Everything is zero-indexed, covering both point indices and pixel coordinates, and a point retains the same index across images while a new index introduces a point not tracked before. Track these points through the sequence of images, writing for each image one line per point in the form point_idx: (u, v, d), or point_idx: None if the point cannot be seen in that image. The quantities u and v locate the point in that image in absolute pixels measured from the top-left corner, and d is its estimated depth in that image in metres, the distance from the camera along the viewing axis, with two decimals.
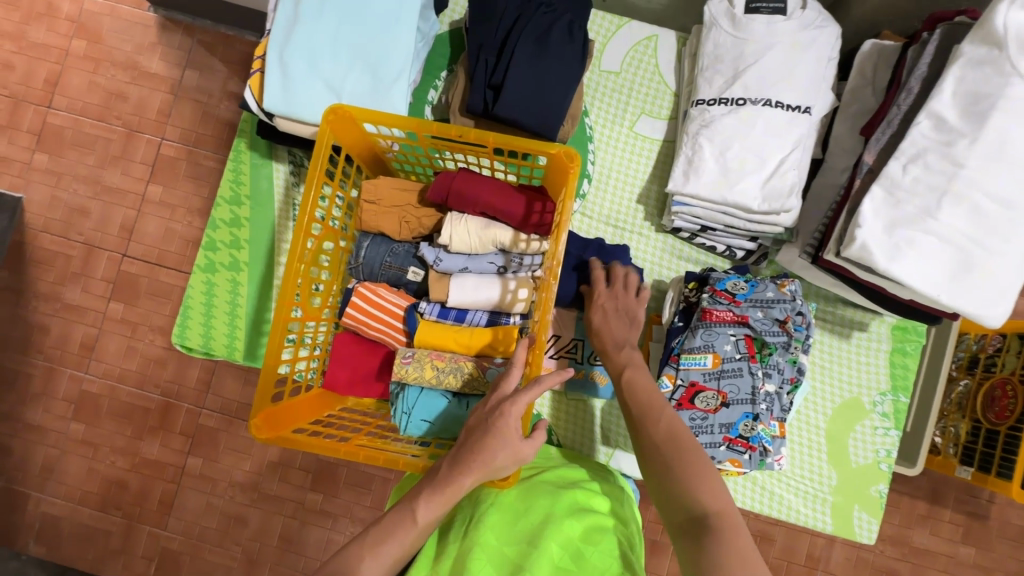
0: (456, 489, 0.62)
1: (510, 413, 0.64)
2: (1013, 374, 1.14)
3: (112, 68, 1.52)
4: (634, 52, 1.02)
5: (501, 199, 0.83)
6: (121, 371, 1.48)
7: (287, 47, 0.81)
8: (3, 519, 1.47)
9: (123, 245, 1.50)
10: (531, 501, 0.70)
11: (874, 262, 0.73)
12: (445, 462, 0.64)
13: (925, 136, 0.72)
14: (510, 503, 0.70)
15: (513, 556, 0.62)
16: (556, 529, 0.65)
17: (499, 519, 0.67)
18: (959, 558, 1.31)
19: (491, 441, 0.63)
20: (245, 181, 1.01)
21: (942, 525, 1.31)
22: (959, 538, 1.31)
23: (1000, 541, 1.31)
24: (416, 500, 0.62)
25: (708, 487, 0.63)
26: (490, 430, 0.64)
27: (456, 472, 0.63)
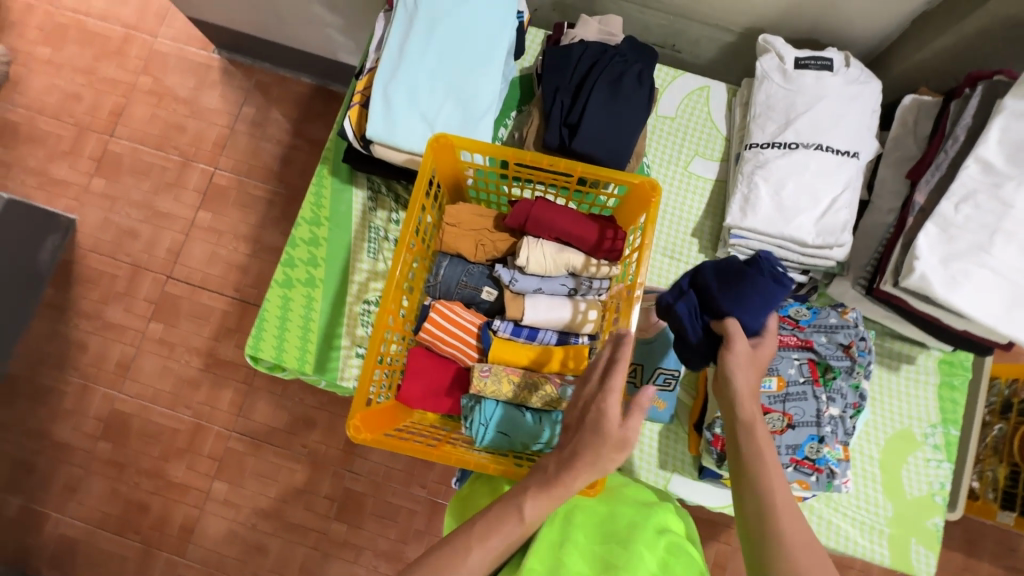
0: (568, 482, 0.63)
1: (608, 408, 0.65)
2: None
3: (174, 102, 1.63)
4: (687, 101, 1.12)
5: (576, 225, 0.90)
6: (155, 391, 1.50)
7: (389, 82, 0.89)
8: (20, 539, 1.45)
9: (169, 267, 1.56)
10: (610, 509, 0.72)
11: (933, 291, 0.78)
12: (552, 462, 0.65)
13: (974, 178, 0.79)
14: (593, 509, 0.72)
15: (604, 554, 0.65)
16: (641, 533, 0.67)
17: (586, 521, 0.70)
18: None
19: (592, 435, 0.64)
20: (325, 204, 1.08)
21: None
22: None
23: None
24: (526, 498, 0.63)
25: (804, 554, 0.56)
26: (589, 426, 0.65)
27: (562, 471, 0.64)
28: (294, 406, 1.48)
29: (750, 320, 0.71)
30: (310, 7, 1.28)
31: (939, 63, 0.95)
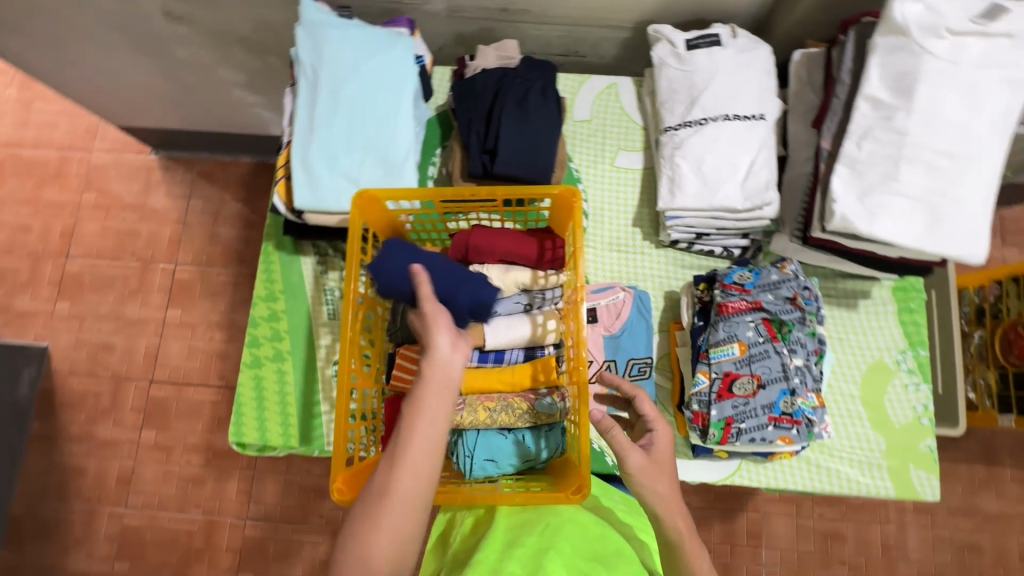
0: (429, 376, 0.66)
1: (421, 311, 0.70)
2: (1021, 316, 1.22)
3: (123, 211, 1.65)
4: (600, 101, 1.16)
5: (514, 243, 0.93)
6: (161, 497, 1.49)
7: (306, 152, 0.92)
8: None
9: (150, 371, 1.56)
10: (604, 531, 0.78)
11: (857, 228, 0.82)
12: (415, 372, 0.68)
13: (866, 115, 0.84)
14: (590, 526, 0.78)
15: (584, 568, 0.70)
16: (623, 563, 0.73)
17: (571, 534, 0.76)
18: None
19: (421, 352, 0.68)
20: (277, 278, 1.10)
21: (1006, 486, 1.41)
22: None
23: None
24: (406, 415, 0.64)
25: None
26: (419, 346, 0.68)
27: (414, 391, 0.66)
28: (303, 479, 1.47)
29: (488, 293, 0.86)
30: (231, 92, 1.32)
31: (819, 14, 1.01)
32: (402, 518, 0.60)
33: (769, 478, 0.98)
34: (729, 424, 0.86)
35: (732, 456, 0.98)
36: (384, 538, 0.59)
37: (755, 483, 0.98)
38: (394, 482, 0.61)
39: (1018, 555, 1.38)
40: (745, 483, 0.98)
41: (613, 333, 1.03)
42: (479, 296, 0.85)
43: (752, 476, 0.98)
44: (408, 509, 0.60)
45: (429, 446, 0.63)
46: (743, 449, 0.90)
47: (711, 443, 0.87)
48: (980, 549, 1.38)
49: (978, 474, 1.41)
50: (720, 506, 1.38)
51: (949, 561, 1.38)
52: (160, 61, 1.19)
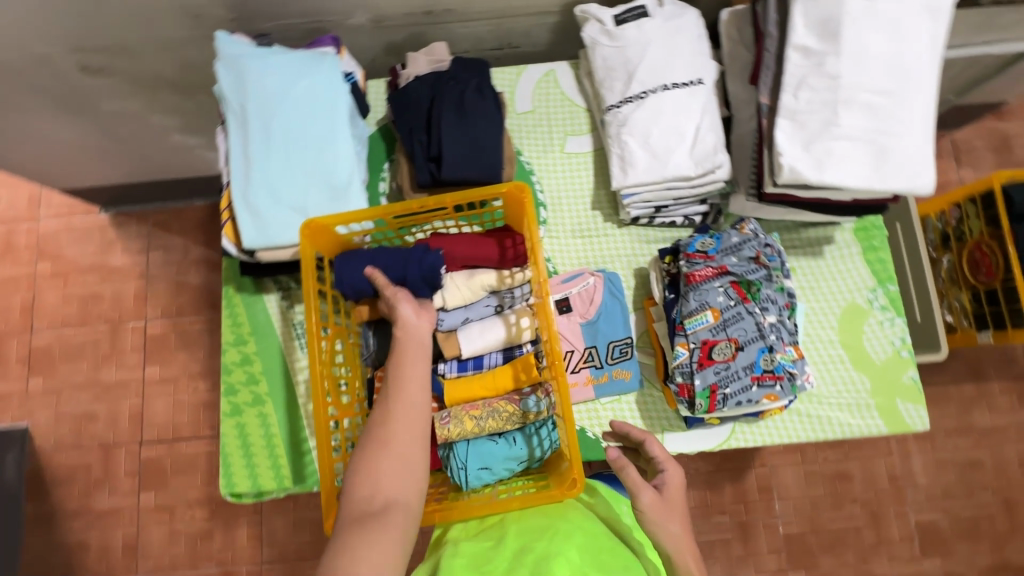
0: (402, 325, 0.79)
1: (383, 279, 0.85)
2: (982, 235, 1.24)
3: (81, 275, 1.59)
4: (539, 89, 1.15)
5: (474, 248, 0.91)
6: (172, 557, 1.46)
7: (248, 190, 0.90)
8: None
9: (138, 433, 1.51)
10: (612, 546, 0.74)
11: (807, 177, 0.82)
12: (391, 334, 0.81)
13: (799, 65, 0.84)
14: (599, 537, 0.74)
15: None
16: None
17: (579, 543, 0.71)
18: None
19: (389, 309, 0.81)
20: (243, 320, 1.07)
21: (998, 399, 1.44)
22: (1016, 405, 1.44)
23: None
24: (392, 365, 0.76)
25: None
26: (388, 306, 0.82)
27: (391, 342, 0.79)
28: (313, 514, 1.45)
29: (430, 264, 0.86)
30: (168, 137, 1.27)
31: None
32: (405, 438, 0.71)
33: (764, 436, 0.99)
34: (714, 390, 0.86)
35: (724, 421, 0.98)
36: (391, 457, 0.69)
37: (751, 443, 0.99)
38: (393, 409, 0.72)
39: (1017, 462, 1.42)
40: (741, 444, 0.99)
41: (591, 320, 1.03)
42: (424, 265, 0.85)
43: (747, 437, 0.99)
44: (410, 430, 0.71)
45: (418, 384, 0.74)
46: (732, 414, 0.91)
47: (700, 413, 0.88)
48: (982, 464, 1.42)
49: (969, 392, 1.45)
50: (729, 467, 1.39)
51: (954, 481, 1.41)
52: (86, 117, 1.14)
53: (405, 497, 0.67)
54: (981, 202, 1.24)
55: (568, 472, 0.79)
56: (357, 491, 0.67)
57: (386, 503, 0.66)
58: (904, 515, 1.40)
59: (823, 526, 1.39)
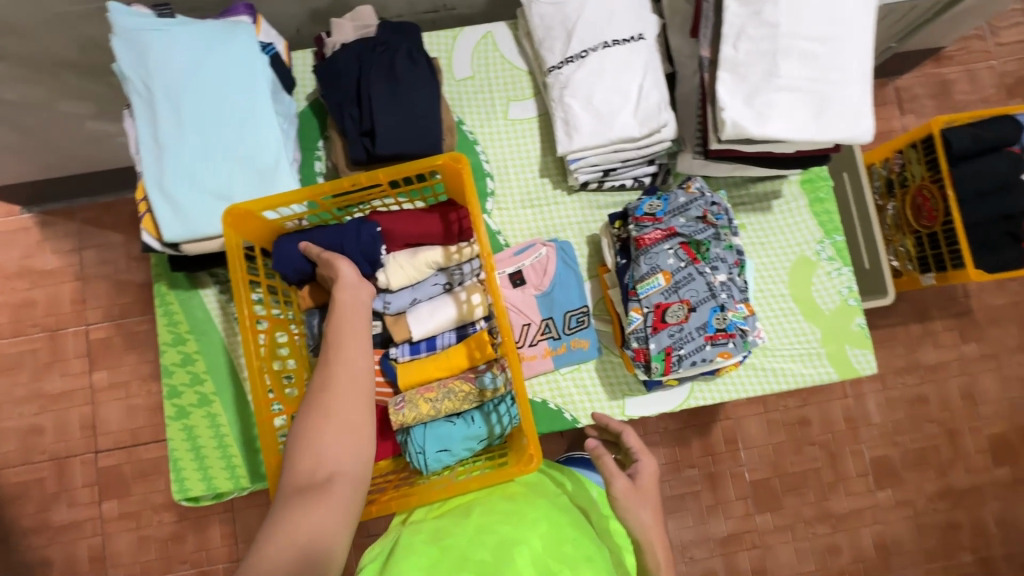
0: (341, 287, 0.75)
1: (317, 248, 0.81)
2: (924, 180, 1.27)
3: (8, 280, 1.46)
4: (478, 54, 1.09)
5: (415, 225, 0.88)
6: (143, 564, 1.39)
7: (163, 179, 0.83)
8: None
9: (92, 442, 1.42)
10: (578, 535, 0.71)
11: (749, 132, 0.80)
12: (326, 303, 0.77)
13: (737, 14, 0.81)
14: (562, 525, 0.71)
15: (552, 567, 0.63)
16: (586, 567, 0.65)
17: (546, 528, 0.69)
18: (967, 355, 1.51)
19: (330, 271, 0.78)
20: (180, 318, 1.01)
21: (942, 336, 1.51)
22: (959, 340, 1.51)
23: (983, 326, 1.52)
24: (329, 334, 0.72)
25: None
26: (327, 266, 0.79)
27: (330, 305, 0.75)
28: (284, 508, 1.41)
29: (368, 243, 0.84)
30: (82, 124, 1.14)
31: None
32: (347, 403, 0.67)
33: (722, 392, 1.00)
34: (669, 353, 0.86)
35: (683, 382, 0.99)
36: (333, 426, 0.65)
37: (710, 400, 1.00)
38: (332, 372, 0.68)
39: (960, 395, 1.50)
40: (702, 402, 1.00)
41: (546, 290, 1.01)
42: (362, 239, 0.83)
43: (707, 394, 1.00)
44: (351, 399, 0.67)
45: (356, 346, 0.71)
46: (689, 374, 0.91)
47: (657, 375, 0.88)
48: (929, 398, 1.49)
49: (914, 332, 1.51)
50: (695, 424, 1.42)
51: (904, 418, 1.48)
52: None
53: (349, 467, 0.64)
54: (921, 147, 1.26)
55: (525, 448, 0.77)
56: (299, 463, 0.63)
57: (331, 475, 0.62)
58: (860, 451, 1.47)
59: (786, 469, 1.44)
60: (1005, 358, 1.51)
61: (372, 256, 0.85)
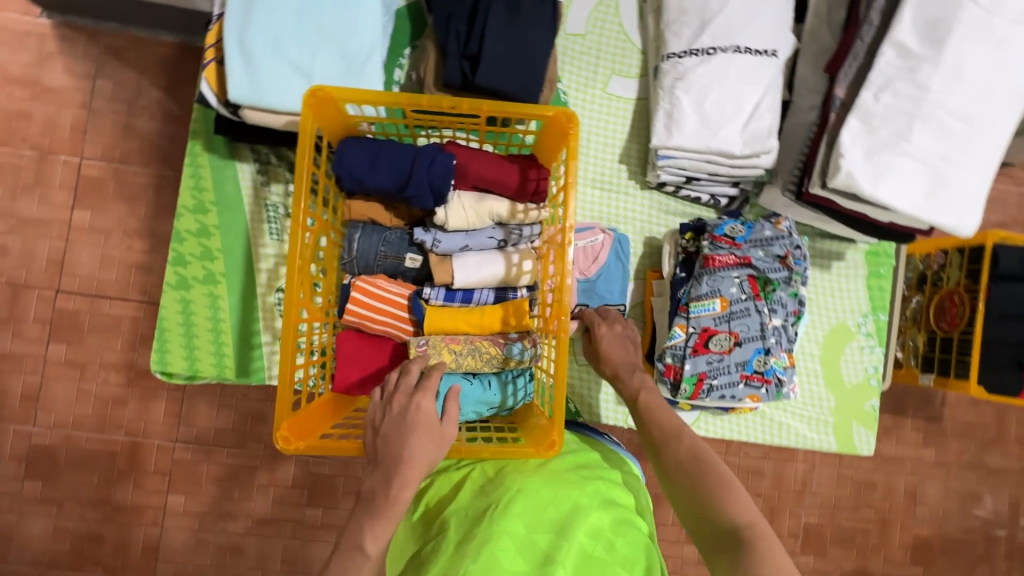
0: (409, 470, 0.62)
1: (423, 404, 0.66)
2: (959, 285, 1.18)
3: (9, 83, 1.23)
4: (597, 13, 1.01)
5: (493, 170, 0.82)
6: (76, 417, 1.23)
7: (245, 33, 0.75)
8: None
9: (55, 278, 1.23)
10: (558, 490, 0.68)
11: (860, 188, 0.76)
12: (377, 475, 0.63)
13: (891, 64, 0.76)
14: (538, 491, 0.68)
15: (544, 547, 0.62)
16: (583, 520, 0.64)
17: (526, 505, 0.66)
18: (923, 459, 1.41)
19: (408, 445, 0.63)
20: (207, 186, 0.93)
21: (906, 433, 1.40)
22: (921, 442, 1.41)
23: (952, 437, 1.41)
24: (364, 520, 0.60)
25: (736, 500, 0.65)
26: (406, 427, 0.65)
27: (393, 490, 0.61)
28: (239, 404, 1.26)
29: (440, 179, 0.77)
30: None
31: None
32: None
33: (723, 429, 0.99)
34: (701, 379, 0.85)
35: (693, 407, 0.98)
36: None
37: (710, 432, 0.99)
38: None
39: (903, 491, 1.40)
40: (700, 432, 0.99)
41: (588, 278, 0.95)
42: (434, 168, 0.77)
43: (709, 426, 0.99)
44: None
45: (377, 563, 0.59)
46: (707, 404, 0.90)
47: (681, 397, 0.86)
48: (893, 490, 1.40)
49: (883, 422, 1.40)
50: None
51: (847, 496, 1.38)
52: None
53: None
54: (969, 254, 1.17)
55: (546, 431, 0.74)
56: None
57: None
58: (797, 514, 1.36)
59: None
60: (955, 470, 1.42)
61: (441, 191, 0.78)
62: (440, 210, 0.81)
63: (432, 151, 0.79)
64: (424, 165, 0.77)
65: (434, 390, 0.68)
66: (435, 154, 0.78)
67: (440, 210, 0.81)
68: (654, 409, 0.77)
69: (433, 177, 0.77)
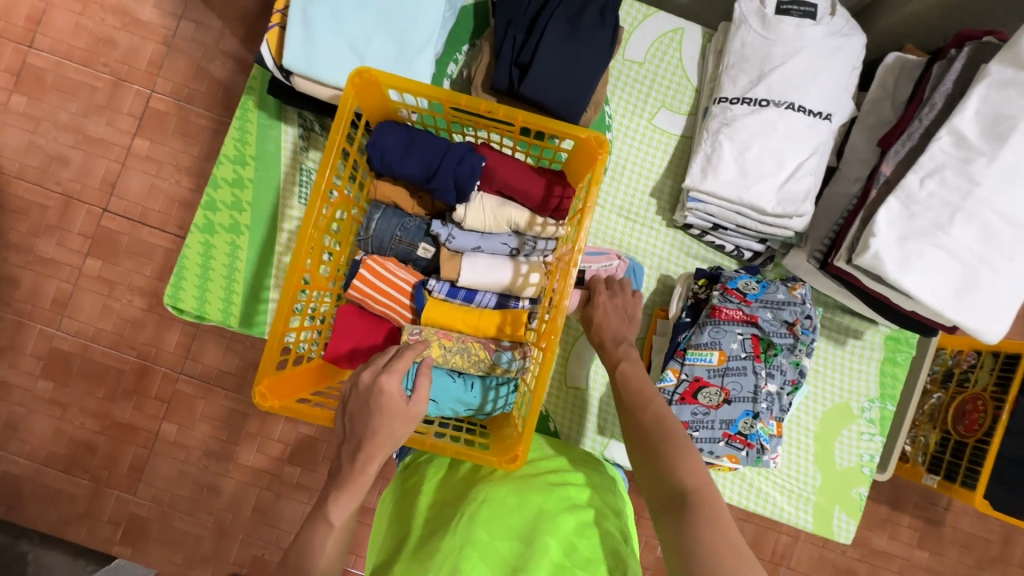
0: (374, 449, 0.63)
1: (387, 385, 0.64)
2: (985, 390, 1.11)
3: (103, 11, 1.31)
4: (658, 44, 1.01)
5: (520, 179, 0.82)
6: (96, 330, 1.30)
7: (311, 5, 0.78)
8: None
9: (104, 197, 1.30)
10: (524, 496, 0.69)
11: (885, 271, 0.74)
12: (346, 451, 0.65)
13: (945, 151, 0.73)
14: (504, 498, 0.68)
15: (507, 554, 0.63)
16: (547, 523, 0.66)
17: (493, 514, 0.66)
18: (914, 561, 1.32)
19: (375, 420, 0.63)
20: (251, 141, 0.97)
21: (900, 529, 1.33)
22: (914, 542, 1.33)
23: (950, 547, 1.33)
24: (333, 485, 0.64)
25: (687, 465, 0.63)
26: (371, 405, 0.64)
27: (360, 463, 0.64)
28: (246, 350, 1.31)
29: (464, 180, 0.79)
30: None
31: (933, 16, 0.87)
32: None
33: None
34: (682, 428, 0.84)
35: None
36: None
37: None
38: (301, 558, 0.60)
39: None
40: None
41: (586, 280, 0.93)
42: (461, 167, 0.78)
43: None
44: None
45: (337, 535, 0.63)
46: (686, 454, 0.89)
47: None
48: None
49: (879, 512, 1.33)
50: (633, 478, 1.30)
51: None
52: None
53: None
54: (1003, 359, 1.10)
55: (511, 445, 0.72)
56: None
57: None
58: None
59: None
60: None
61: (463, 190, 0.80)
62: (460, 207, 0.83)
63: (463, 149, 0.80)
64: (450, 160, 0.78)
65: (399, 371, 0.65)
66: (463, 152, 0.79)
67: (460, 207, 0.83)
68: (633, 378, 0.74)
69: (458, 175, 0.79)
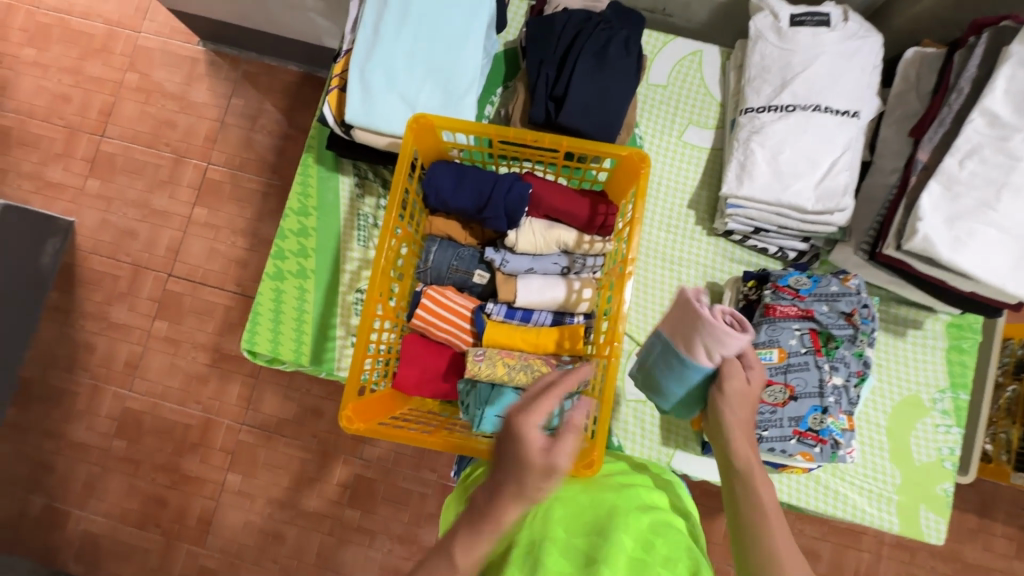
0: (513, 496, 0.54)
1: (530, 423, 0.56)
2: None
3: (163, 98, 1.47)
4: (679, 67, 1.07)
5: (565, 202, 0.87)
6: (165, 388, 1.39)
7: (366, 66, 0.88)
8: (37, 546, 1.36)
9: (169, 264, 1.42)
10: (594, 495, 0.70)
11: (938, 254, 0.75)
12: (480, 492, 0.56)
13: (980, 132, 0.75)
14: (574, 499, 0.69)
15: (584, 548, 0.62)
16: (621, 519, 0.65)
17: (565, 513, 0.67)
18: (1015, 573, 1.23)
19: (514, 459, 0.55)
20: (312, 193, 1.06)
21: (993, 539, 1.24)
22: (1012, 553, 1.24)
23: None
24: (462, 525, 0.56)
25: None
26: (511, 445, 0.56)
27: (494, 505, 0.54)
28: (302, 397, 1.37)
29: (515, 207, 0.85)
30: (304, 13, 1.13)
31: (944, 9, 0.91)
32: None
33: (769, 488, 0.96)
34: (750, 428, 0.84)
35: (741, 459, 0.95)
36: None
37: None
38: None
39: None
40: None
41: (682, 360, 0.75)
42: (511, 195, 0.84)
43: None
44: None
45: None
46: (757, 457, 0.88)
47: None
48: None
49: (968, 522, 1.25)
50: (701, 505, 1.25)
51: None
52: None
53: None
54: None
55: (586, 452, 0.78)
56: None
57: None
58: None
59: None
60: None
61: (514, 215, 0.86)
62: (511, 233, 0.88)
63: (511, 179, 0.86)
64: (500, 190, 0.85)
65: (542, 413, 0.57)
66: (512, 180, 0.85)
67: (510, 232, 0.88)
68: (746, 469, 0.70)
69: (509, 203, 0.85)
